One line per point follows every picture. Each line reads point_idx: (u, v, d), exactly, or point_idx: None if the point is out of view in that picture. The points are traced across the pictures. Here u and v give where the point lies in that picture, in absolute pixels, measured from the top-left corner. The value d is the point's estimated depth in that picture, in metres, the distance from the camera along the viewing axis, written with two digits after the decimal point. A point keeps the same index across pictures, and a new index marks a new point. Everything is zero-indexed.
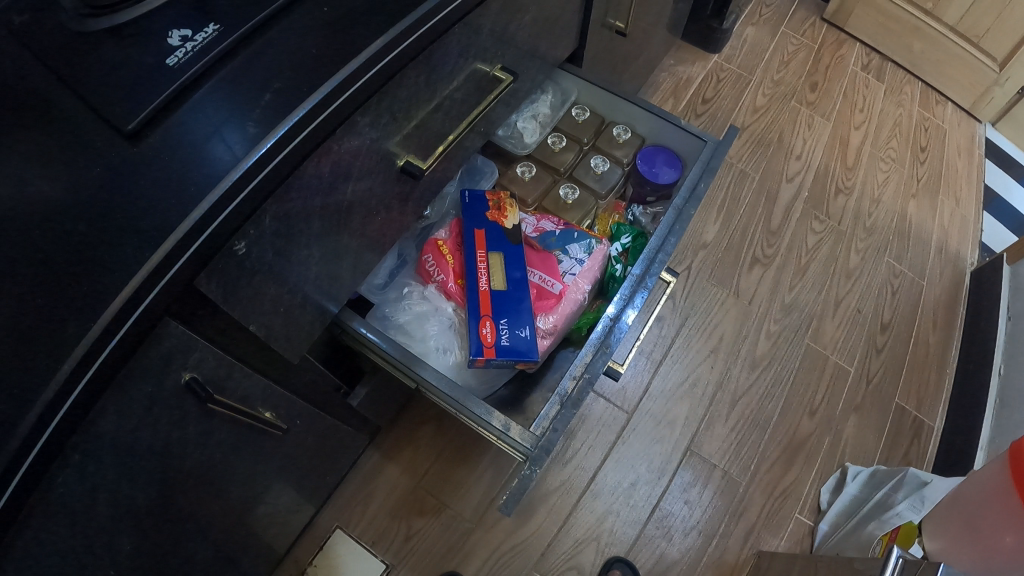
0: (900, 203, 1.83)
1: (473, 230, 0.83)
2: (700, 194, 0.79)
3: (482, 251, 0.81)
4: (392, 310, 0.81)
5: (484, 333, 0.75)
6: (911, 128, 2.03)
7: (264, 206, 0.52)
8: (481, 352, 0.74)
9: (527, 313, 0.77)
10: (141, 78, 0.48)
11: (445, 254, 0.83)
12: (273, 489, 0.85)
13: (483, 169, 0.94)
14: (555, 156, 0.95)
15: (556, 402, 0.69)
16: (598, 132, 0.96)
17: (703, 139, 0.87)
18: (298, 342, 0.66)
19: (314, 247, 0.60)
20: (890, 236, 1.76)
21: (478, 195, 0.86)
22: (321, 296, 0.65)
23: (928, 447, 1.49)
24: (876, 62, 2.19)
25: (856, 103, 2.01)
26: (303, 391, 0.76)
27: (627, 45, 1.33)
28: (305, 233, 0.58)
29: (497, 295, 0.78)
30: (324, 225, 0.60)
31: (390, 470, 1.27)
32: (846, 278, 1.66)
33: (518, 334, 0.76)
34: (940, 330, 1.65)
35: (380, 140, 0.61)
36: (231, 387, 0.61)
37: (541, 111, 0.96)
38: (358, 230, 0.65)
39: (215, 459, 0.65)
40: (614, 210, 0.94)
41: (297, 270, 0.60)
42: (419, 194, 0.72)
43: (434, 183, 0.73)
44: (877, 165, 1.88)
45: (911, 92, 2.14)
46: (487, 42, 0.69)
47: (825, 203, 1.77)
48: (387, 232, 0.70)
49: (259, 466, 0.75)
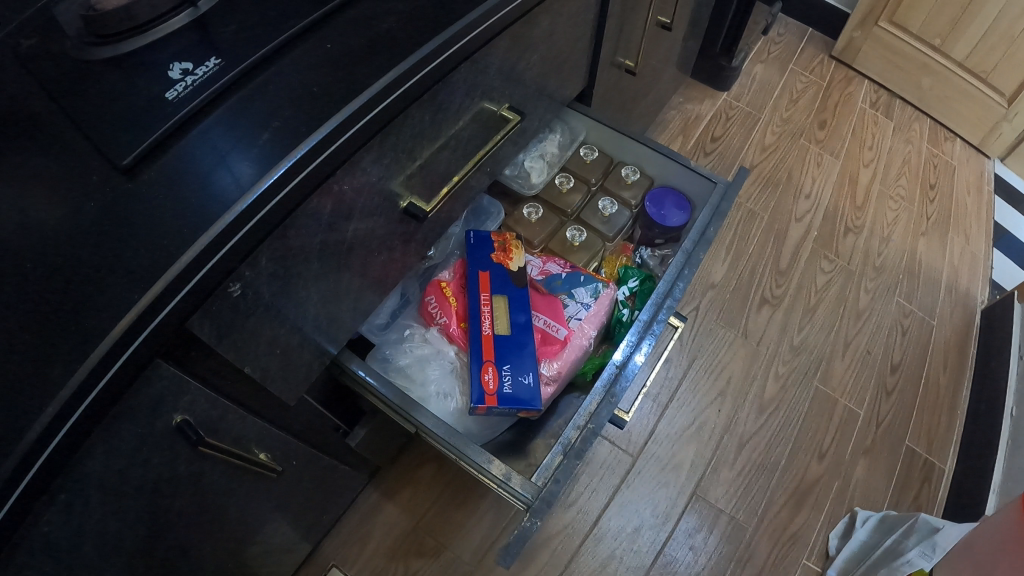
0: (910, 241, 1.82)
1: (477, 272, 0.81)
2: (710, 237, 0.77)
3: (485, 293, 0.80)
4: (393, 352, 0.79)
5: (486, 379, 0.74)
6: (920, 165, 2.02)
7: (260, 246, 0.50)
8: (482, 400, 0.72)
9: (530, 359, 0.75)
10: (140, 111, 0.46)
11: (449, 296, 0.81)
12: (267, 530, 0.82)
13: (489, 209, 0.92)
14: (562, 196, 0.93)
15: (558, 452, 0.67)
16: (605, 172, 0.95)
17: (713, 181, 0.85)
18: (295, 383, 0.64)
19: (313, 288, 0.59)
20: (900, 275, 1.75)
21: (483, 235, 0.85)
22: (320, 336, 0.64)
23: (939, 490, 1.46)
24: (885, 99, 2.18)
25: (865, 141, 2.00)
26: (299, 432, 0.74)
27: (636, 81, 1.32)
28: (304, 273, 0.56)
29: (500, 340, 0.77)
30: (323, 263, 0.58)
31: (390, 508, 1.24)
32: (855, 317, 1.64)
33: (522, 381, 0.74)
34: (951, 371, 1.63)
35: (383, 180, 0.59)
36: (223, 428, 0.59)
37: (548, 150, 0.94)
38: (360, 269, 0.63)
39: (206, 502, 0.63)
40: (621, 253, 0.93)
41: (296, 309, 0.58)
42: (425, 232, 0.70)
43: (440, 222, 0.72)
44: (886, 204, 1.87)
45: (920, 129, 2.13)
46: (496, 81, 0.68)
47: (835, 242, 1.75)
48: (390, 271, 0.68)
49: (253, 507, 0.73)
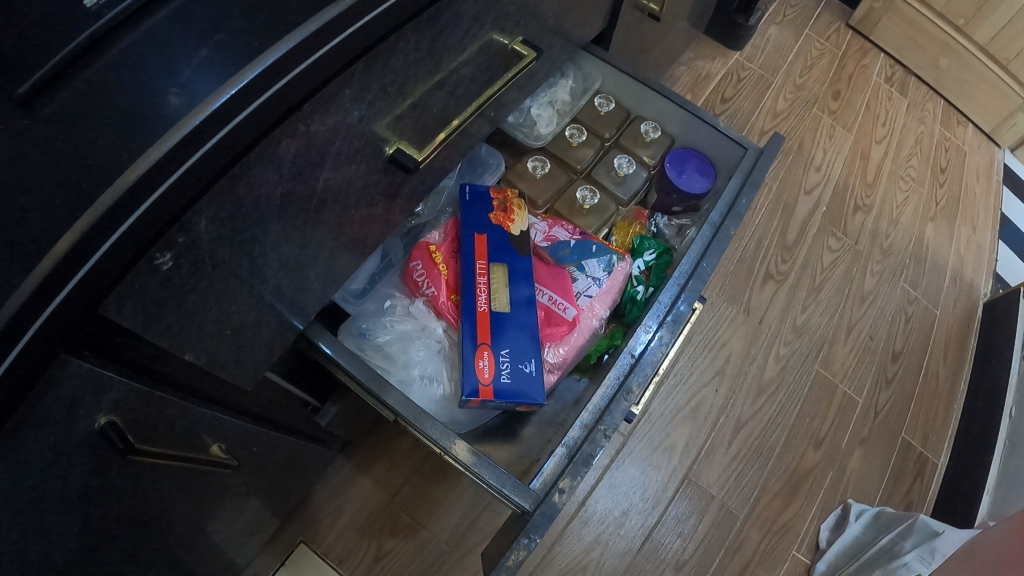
0: (918, 225, 1.73)
1: (472, 236, 0.72)
2: (741, 210, 0.68)
3: (482, 261, 0.70)
4: (371, 324, 0.69)
5: (481, 367, 0.64)
6: (932, 147, 1.93)
7: (200, 203, 0.38)
8: (477, 392, 0.63)
9: (531, 344, 0.67)
10: (47, 22, 0.32)
11: (438, 262, 0.71)
12: (225, 519, 0.73)
13: (488, 159, 0.82)
14: (572, 151, 0.83)
15: (561, 454, 0.59)
16: (622, 126, 0.85)
17: (743, 146, 0.76)
18: (253, 363, 0.54)
19: (270, 251, 0.47)
20: (906, 259, 1.66)
21: (482, 194, 0.75)
22: (280, 306, 0.53)
23: (931, 485, 1.40)
24: (900, 75, 2.08)
25: (878, 116, 1.91)
26: (259, 414, 0.65)
27: (648, 33, 1.21)
28: (260, 231, 0.45)
29: (497, 318, 0.67)
30: (283, 221, 0.47)
31: (362, 481, 1.15)
32: (860, 300, 1.56)
33: (522, 369, 0.65)
34: (950, 362, 1.56)
35: (366, 120, 0.48)
36: (164, 424, 0.48)
37: (559, 97, 0.84)
38: (329, 226, 0.52)
39: (145, 506, 0.52)
40: (635, 219, 0.83)
41: (249, 276, 0.47)
42: (411, 188, 0.59)
43: (429, 176, 0.61)
44: (897, 184, 1.78)
45: (933, 109, 2.03)
46: (509, 9, 0.57)
47: (843, 219, 1.66)
48: (364, 230, 0.57)
49: (205, 502, 0.63)
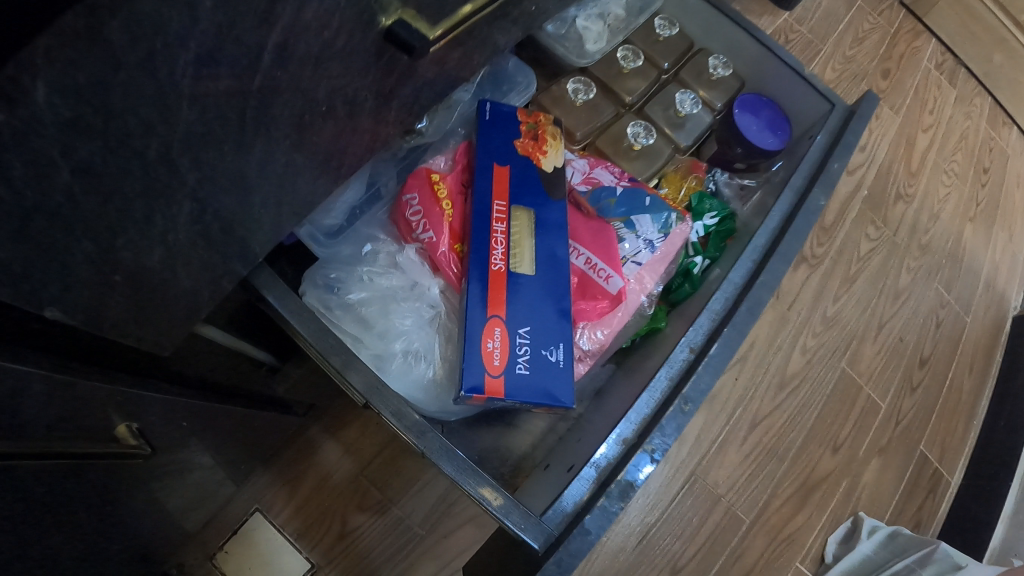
0: (958, 224, 1.59)
1: (490, 168, 0.58)
2: (834, 175, 0.55)
3: (502, 202, 0.56)
4: (342, 275, 0.55)
5: (490, 351, 0.50)
6: (976, 144, 1.77)
7: (27, 44, 0.20)
8: (483, 386, 0.49)
9: (556, 323, 0.53)
10: None
11: (441, 200, 0.57)
12: (148, 504, 0.58)
13: (515, 76, 0.67)
14: (622, 78, 0.69)
15: (593, 479, 0.46)
16: (683, 59, 0.72)
17: (829, 100, 0.64)
18: (167, 321, 0.37)
19: (198, 156, 0.29)
20: (943, 259, 1.52)
21: (508, 117, 0.61)
22: (216, 242, 0.34)
23: (942, 504, 1.31)
24: (950, 65, 1.86)
25: (926, 103, 1.73)
26: (190, 379, 0.51)
27: None
28: (177, 118, 0.26)
29: (516, 282, 0.53)
30: (221, 108, 0.28)
31: (328, 448, 1.00)
32: (893, 297, 1.40)
33: (543, 356, 0.51)
34: (975, 375, 1.45)
35: None
36: (36, 405, 0.34)
37: (612, 11, 0.70)
38: (293, 130, 0.33)
39: (6, 517, 0.36)
40: (692, 172, 0.69)
41: (161, 194, 0.29)
42: (410, 91, 0.39)
43: (444, 72, 0.41)
44: (940, 177, 1.63)
45: (980, 105, 1.86)
46: None
47: (884, 207, 1.48)
48: (345, 143, 0.38)
49: (109, 495, 0.48)
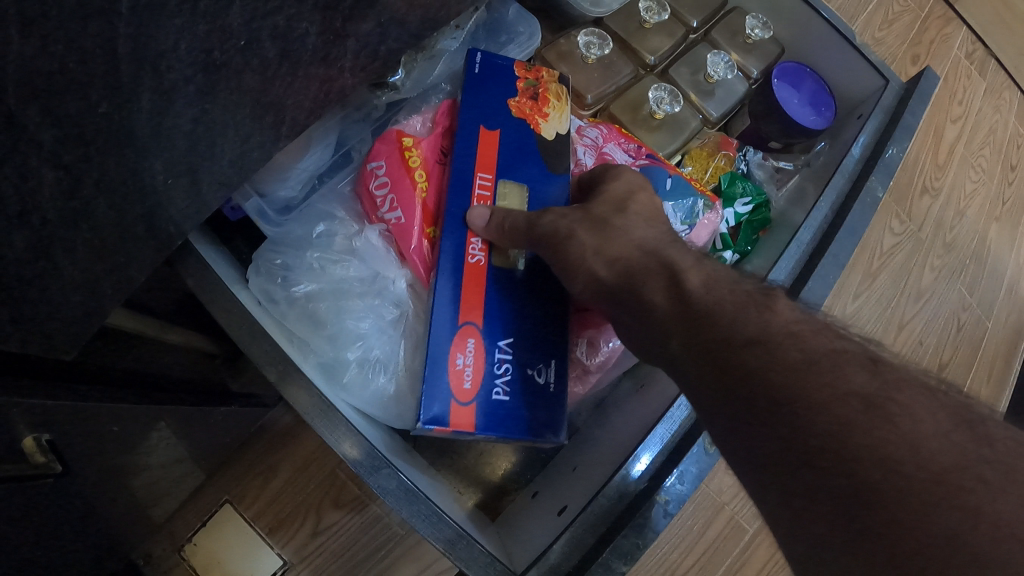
0: (983, 223, 1.51)
1: (475, 131, 0.49)
2: (893, 163, 0.48)
3: (488, 176, 0.48)
4: (291, 261, 0.46)
5: (460, 368, 0.43)
6: (1004, 139, 1.68)
7: None
8: (449, 419, 0.42)
9: (545, 332, 0.46)
10: None
11: (414, 171, 0.49)
12: (97, 521, 0.50)
13: (516, 26, 0.59)
14: (643, 35, 0.62)
15: (594, 534, 0.39)
16: (716, 19, 0.65)
17: (878, 72, 0.56)
18: (70, 311, 0.30)
19: (50, 105, 0.22)
20: (967, 258, 1.43)
21: (504, 74, 0.53)
22: (107, 219, 0.28)
23: None
24: (981, 54, 1.74)
25: (955, 94, 1.63)
26: (110, 381, 0.42)
27: None
28: (7, 52, 0.20)
29: (493, 279, 0.46)
30: (73, 36, 0.21)
31: (308, 436, 0.82)
32: (915, 297, 1.31)
33: (528, 375, 0.45)
34: (992, 387, 1.40)
35: None
36: None
37: None
38: (199, 72, 0.26)
39: None
40: (721, 149, 0.61)
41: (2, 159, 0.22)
42: (373, 28, 0.31)
43: (418, 12, 0.33)
44: (967, 172, 1.53)
45: (1011, 100, 1.76)
46: None
47: (909, 200, 1.38)
48: (286, 90, 0.30)
49: (32, 527, 0.40)
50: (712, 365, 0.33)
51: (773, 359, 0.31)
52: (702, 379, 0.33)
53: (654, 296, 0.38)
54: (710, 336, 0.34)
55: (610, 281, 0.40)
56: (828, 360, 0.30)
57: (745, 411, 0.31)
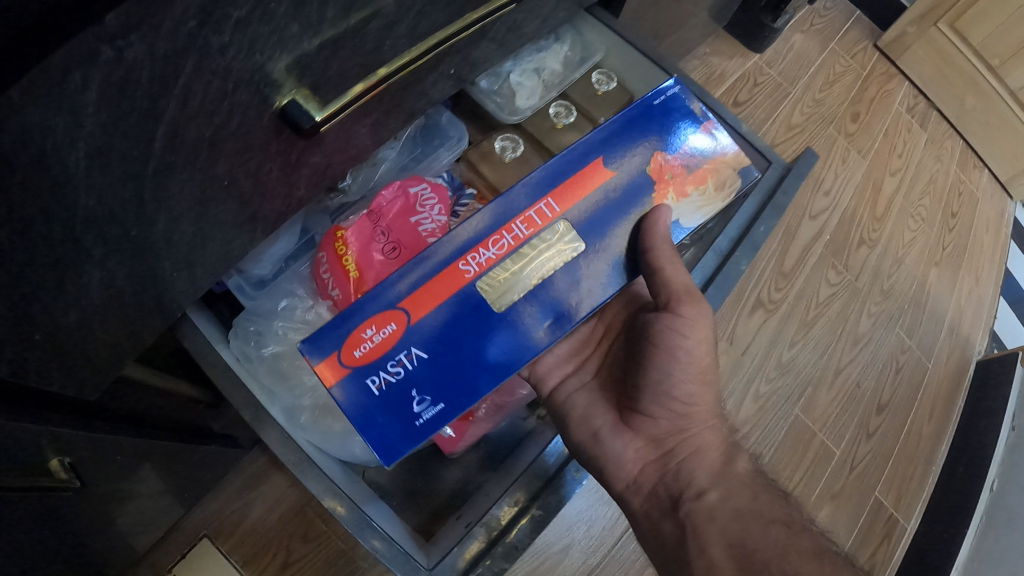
0: (921, 269, 1.61)
1: (595, 155, 0.54)
2: (757, 240, 0.60)
3: (558, 210, 0.52)
4: (260, 327, 0.55)
5: (364, 335, 0.49)
6: (945, 187, 1.80)
7: None
8: (324, 359, 0.49)
9: (453, 376, 0.50)
10: None
11: (346, 263, 0.56)
12: (94, 538, 0.59)
13: (448, 130, 0.64)
14: (554, 135, 0.66)
15: (486, 536, 0.55)
16: None
17: (764, 157, 0.65)
18: (96, 365, 0.39)
19: (103, 231, 0.31)
20: (905, 304, 1.53)
21: (678, 137, 0.56)
22: (130, 300, 0.37)
23: (897, 551, 1.30)
24: (921, 109, 1.91)
25: (895, 147, 1.75)
26: (118, 417, 0.51)
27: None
28: (75, 205, 0.29)
29: (451, 301, 0.50)
30: (119, 189, 0.30)
31: (280, 477, 0.91)
32: (852, 343, 1.42)
33: (407, 395, 0.50)
34: (935, 422, 1.45)
35: (260, 67, 0.30)
36: None
37: (548, 66, 0.66)
38: (198, 202, 0.35)
39: None
40: None
41: (67, 267, 0.31)
42: (322, 158, 0.40)
43: (358, 142, 0.42)
44: (906, 222, 1.64)
45: (952, 148, 1.89)
46: None
47: (846, 252, 1.49)
48: (261, 205, 0.40)
49: (45, 533, 0.48)
50: (739, 519, 0.53)
51: (778, 532, 0.51)
52: (727, 516, 0.53)
53: (706, 460, 0.59)
54: (741, 506, 0.54)
55: (694, 437, 0.61)
56: (815, 546, 0.50)
57: (749, 546, 0.50)
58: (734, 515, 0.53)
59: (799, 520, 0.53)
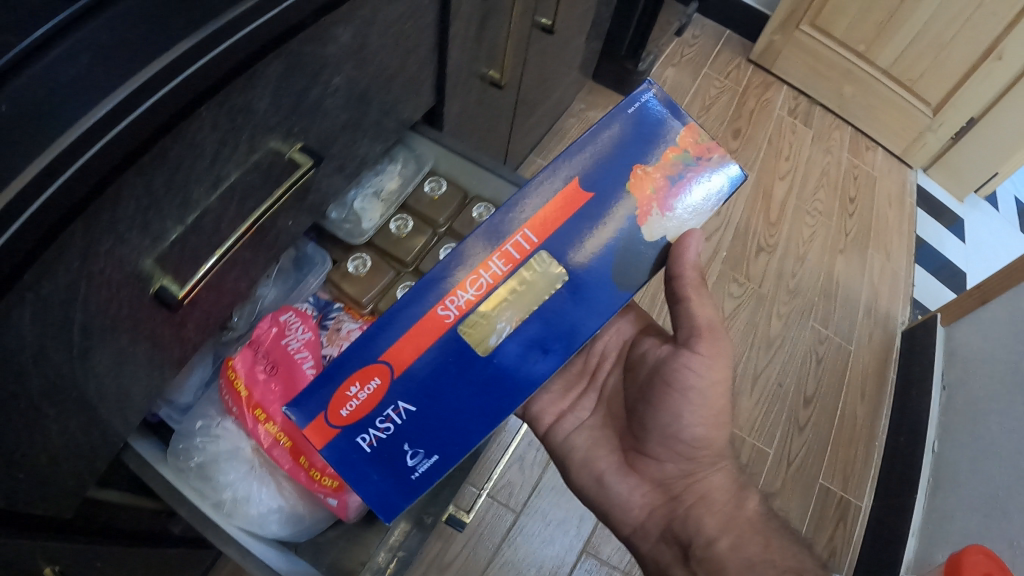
0: (827, 259, 1.78)
1: (570, 181, 0.60)
2: None
3: (536, 241, 0.59)
4: (186, 444, 0.64)
5: (348, 395, 0.57)
6: (840, 176, 2.04)
7: None
8: (308, 425, 0.57)
9: (435, 426, 0.58)
10: None
11: (237, 386, 0.64)
12: None
13: (313, 258, 0.74)
14: (399, 243, 0.75)
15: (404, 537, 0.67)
16: (457, 213, 0.77)
17: None
18: (70, 500, 0.50)
19: (67, 406, 0.43)
20: (815, 298, 1.69)
21: (653, 144, 0.61)
22: (88, 453, 0.48)
23: (854, 530, 1.40)
24: (804, 106, 2.26)
25: (780, 150, 2.01)
26: (95, 532, 0.62)
27: (545, 77, 1.19)
28: (36, 399, 0.40)
29: (428, 354, 0.58)
30: (67, 377, 0.41)
31: None
32: (765, 347, 1.57)
33: (401, 449, 0.58)
34: (868, 401, 1.57)
35: (134, 262, 0.41)
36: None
37: (385, 186, 0.77)
38: (117, 369, 0.46)
39: None
40: None
41: (45, 437, 0.42)
42: (204, 308, 0.52)
43: (232, 288, 0.54)
44: (802, 220, 1.83)
45: (841, 137, 2.20)
46: (292, 110, 0.47)
47: (744, 264, 1.69)
48: (168, 356, 0.51)
49: None
50: (743, 564, 0.64)
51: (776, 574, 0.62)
52: (733, 561, 0.65)
53: (718, 510, 0.71)
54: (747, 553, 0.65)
55: (711, 491, 0.72)
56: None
57: None
58: (741, 560, 0.65)
59: (804, 564, 0.64)
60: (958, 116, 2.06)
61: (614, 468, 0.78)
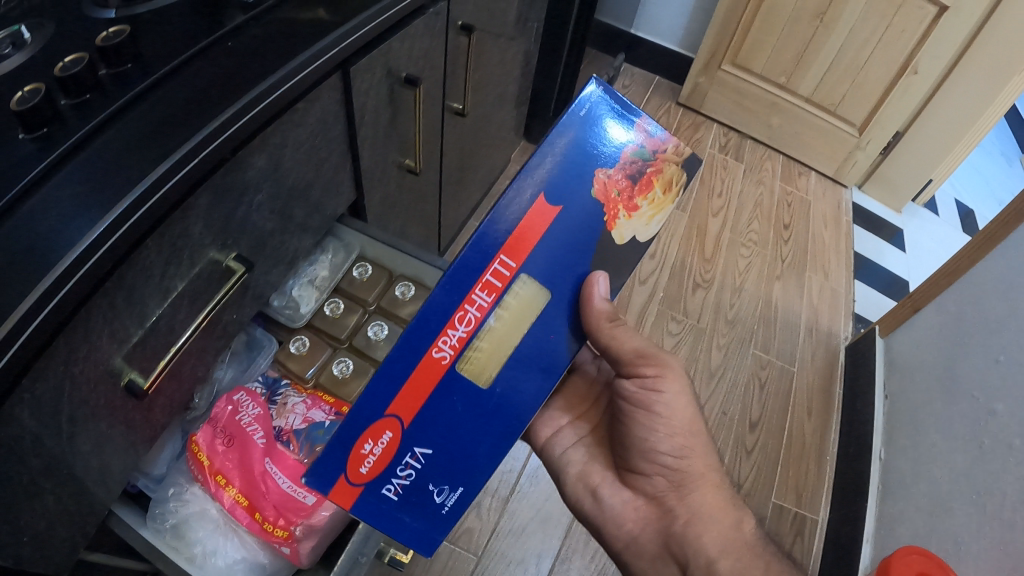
0: (764, 287, 1.91)
1: (539, 198, 0.60)
2: None
3: (516, 265, 0.60)
4: (160, 508, 0.73)
5: (364, 452, 0.60)
6: (773, 206, 2.17)
7: None
8: (330, 489, 0.60)
9: (452, 463, 0.62)
10: None
11: (201, 459, 0.74)
12: None
13: (262, 342, 0.86)
14: (334, 323, 0.87)
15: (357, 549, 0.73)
16: (383, 292, 0.89)
17: None
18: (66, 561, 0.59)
19: (52, 479, 0.52)
20: (754, 326, 1.81)
21: (613, 150, 0.62)
22: (73, 525, 0.57)
23: (813, 542, 1.47)
24: (734, 140, 2.40)
25: (714, 189, 2.16)
26: None
27: (474, 156, 1.33)
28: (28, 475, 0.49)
29: (431, 394, 0.60)
30: (53, 456, 0.51)
31: None
32: (708, 376, 1.68)
33: (426, 488, 0.62)
34: (815, 419, 1.67)
35: (107, 358, 0.51)
36: None
37: (319, 274, 0.89)
38: (96, 451, 0.55)
39: None
40: None
41: (33, 509, 0.51)
42: (168, 394, 0.62)
43: (190, 374, 0.64)
44: (738, 251, 1.98)
45: (773, 167, 2.33)
46: (224, 222, 0.58)
47: (682, 302, 1.82)
48: (140, 437, 0.61)
49: None
50: None
51: None
52: None
53: (714, 527, 0.76)
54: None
55: (707, 510, 0.77)
56: None
57: None
58: None
59: None
60: (883, 132, 2.19)
61: (608, 481, 0.85)
